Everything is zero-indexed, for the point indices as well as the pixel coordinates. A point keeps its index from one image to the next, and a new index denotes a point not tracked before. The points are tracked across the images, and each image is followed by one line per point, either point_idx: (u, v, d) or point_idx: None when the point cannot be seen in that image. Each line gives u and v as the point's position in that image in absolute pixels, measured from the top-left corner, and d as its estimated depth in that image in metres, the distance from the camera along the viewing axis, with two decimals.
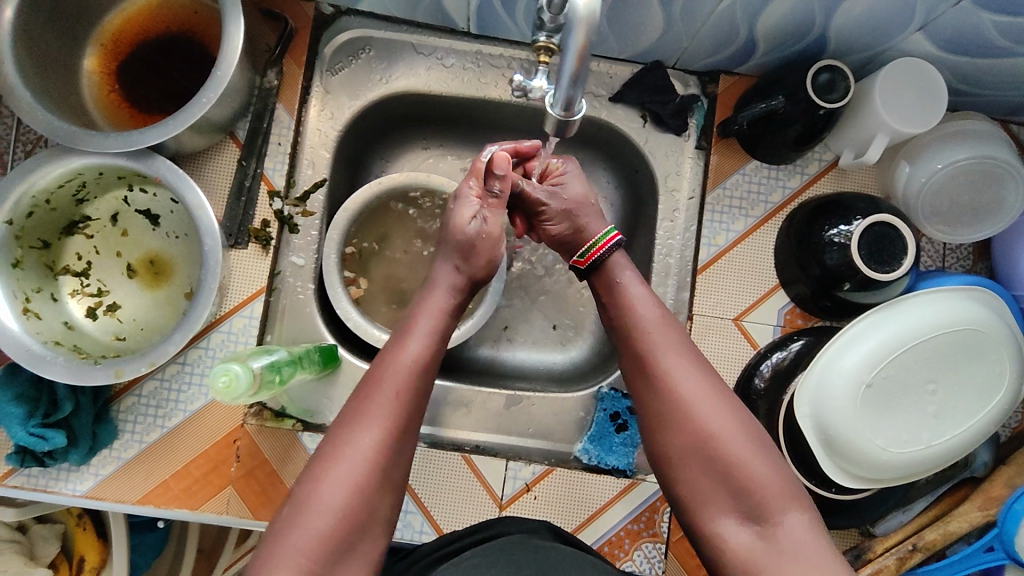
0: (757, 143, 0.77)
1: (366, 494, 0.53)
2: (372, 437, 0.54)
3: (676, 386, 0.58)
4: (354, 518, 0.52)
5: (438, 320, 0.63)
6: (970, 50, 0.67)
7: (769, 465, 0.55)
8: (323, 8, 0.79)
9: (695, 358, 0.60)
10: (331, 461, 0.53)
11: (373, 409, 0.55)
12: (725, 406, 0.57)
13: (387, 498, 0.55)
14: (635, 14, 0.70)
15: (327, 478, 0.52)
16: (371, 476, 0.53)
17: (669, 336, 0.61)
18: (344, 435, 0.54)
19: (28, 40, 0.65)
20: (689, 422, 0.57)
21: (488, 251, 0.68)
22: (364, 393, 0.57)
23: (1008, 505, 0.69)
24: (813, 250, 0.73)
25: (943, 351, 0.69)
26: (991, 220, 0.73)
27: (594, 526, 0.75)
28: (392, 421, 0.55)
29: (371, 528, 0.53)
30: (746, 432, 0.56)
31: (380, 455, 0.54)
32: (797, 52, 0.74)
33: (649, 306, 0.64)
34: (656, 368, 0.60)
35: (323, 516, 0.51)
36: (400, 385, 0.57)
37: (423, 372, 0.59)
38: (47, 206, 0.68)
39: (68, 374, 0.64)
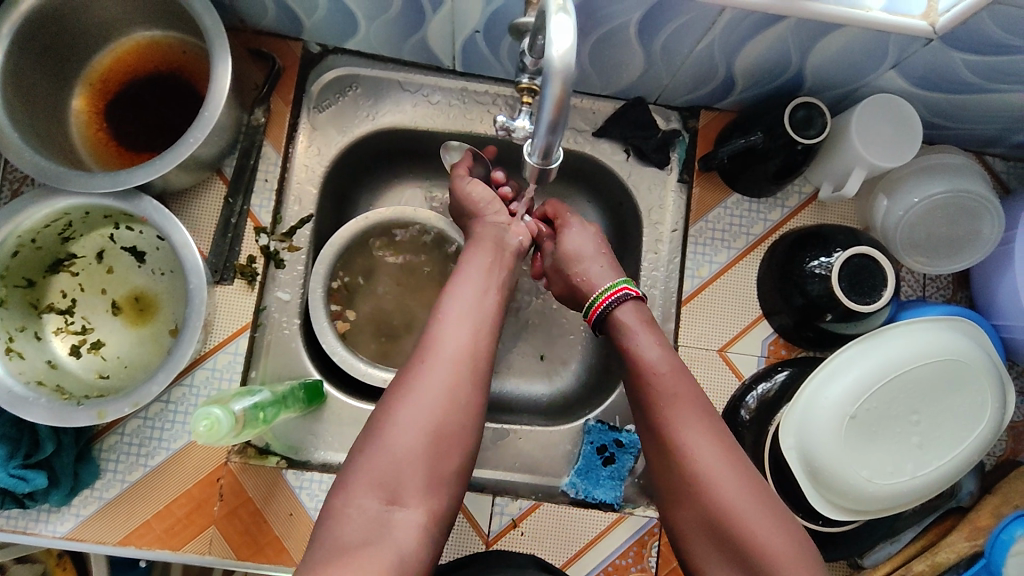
0: (738, 177, 0.78)
1: (445, 416, 0.57)
2: (444, 364, 0.59)
3: (693, 451, 0.59)
4: (436, 435, 0.56)
5: (486, 260, 0.70)
6: (943, 87, 0.69)
7: (785, 535, 0.55)
8: (310, 47, 0.80)
9: (707, 422, 0.60)
10: (408, 387, 0.58)
11: (443, 340, 0.60)
12: (740, 473, 0.58)
13: (469, 422, 0.58)
14: (616, 52, 0.72)
15: (405, 400, 0.57)
16: (451, 400, 0.57)
17: (682, 399, 0.61)
18: (417, 365, 0.59)
19: (16, 82, 0.66)
20: (705, 487, 0.57)
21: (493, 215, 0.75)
22: (431, 329, 0.62)
23: (994, 535, 0.70)
24: (795, 282, 0.74)
25: (926, 381, 0.70)
26: (970, 250, 0.74)
27: (582, 562, 0.74)
28: (466, 348, 0.60)
29: (453, 451, 0.57)
30: (761, 501, 0.57)
31: (453, 381, 0.58)
32: (775, 88, 0.76)
33: (660, 363, 0.63)
34: (671, 430, 0.60)
35: (406, 435, 0.55)
36: (465, 317, 0.62)
37: (482, 307, 0.64)
38: (32, 245, 0.68)
39: (51, 416, 0.63)
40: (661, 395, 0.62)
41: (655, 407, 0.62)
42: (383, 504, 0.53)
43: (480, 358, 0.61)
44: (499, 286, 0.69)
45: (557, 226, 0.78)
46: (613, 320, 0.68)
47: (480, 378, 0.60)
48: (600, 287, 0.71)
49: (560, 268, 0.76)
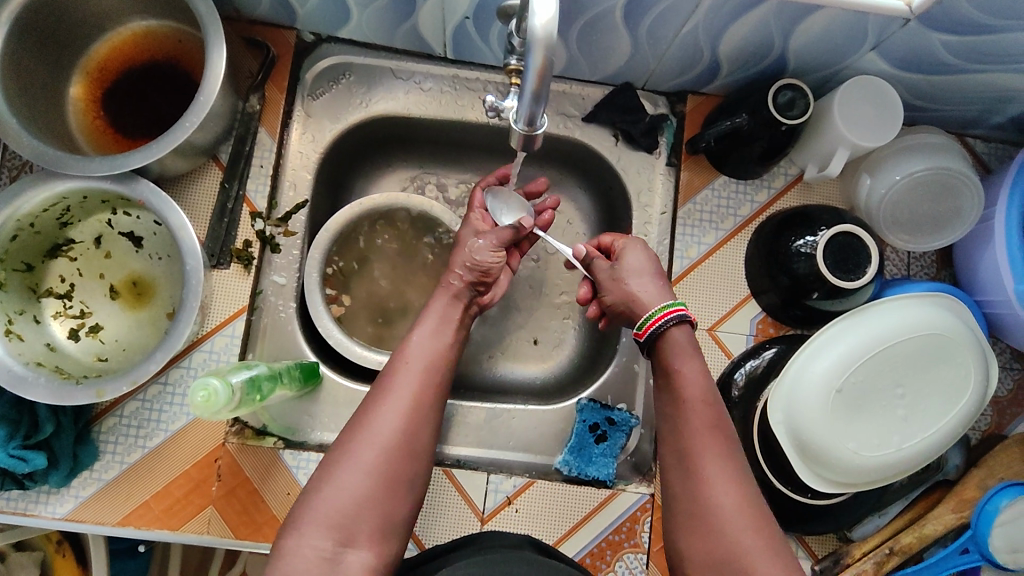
0: (725, 160, 0.80)
1: (395, 454, 0.57)
2: (396, 405, 0.59)
3: (713, 499, 0.57)
4: (387, 472, 0.56)
5: (450, 305, 0.71)
6: (923, 68, 0.71)
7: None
8: (304, 35, 0.81)
9: (737, 468, 0.59)
10: (363, 427, 0.58)
11: (398, 383, 0.61)
12: (759, 525, 0.55)
13: (420, 461, 0.58)
14: (603, 38, 0.73)
15: (359, 437, 0.57)
16: (403, 439, 0.58)
17: (711, 444, 0.59)
18: (374, 402, 0.60)
19: (15, 69, 0.67)
20: (719, 537, 0.55)
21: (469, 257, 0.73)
22: (387, 370, 0.63)
23: (980, 507, 0.71)
24: (781, 260, 0.75)
25: (910, 356, 0.71)
26: (951, 228, 0.75)
27: (575, 539, 0.75)
28: (417, 390, 0.61)
29: (401, 489, 0.57)
30: (775, 559, 0.54)
31: (406, 421, 0.59)
32: (760, 72, 0.77)
33: (698, 401, 0.62)
34: (693, 472, 0.59)
35: (357, 472, 0.55)
36: (420, 362, 0.63)
37: (440, 352, 0.65)
38: (31, 229, 0.69)
39: (50, 395, 0.64)
40: (694, 431, 0.60)
41: (684, 448, 0.60)
42: (334, 545, 0.52)
43: (431, 401, 0.61)
44: (459, 338, 0.69)
45: (613, 248, 0.77)
46: (659, 345, 0.67)
47: (431, 419, 0.61)
48: (657, 304, 0.69)
49: (619, 281, 0.73)
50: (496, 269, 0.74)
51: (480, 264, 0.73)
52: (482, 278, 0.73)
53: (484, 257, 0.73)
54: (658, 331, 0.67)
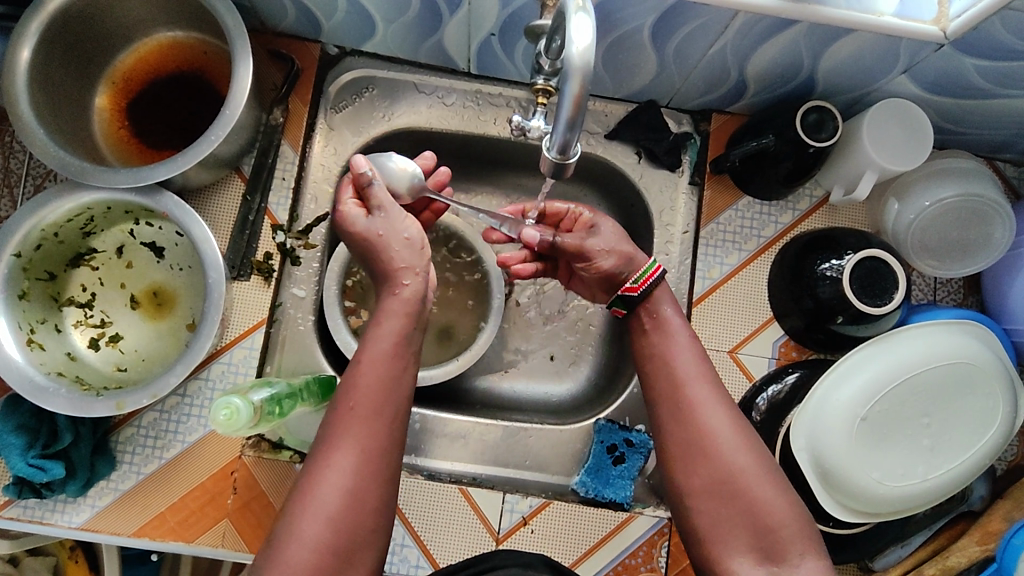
0: (749, 181, 0.79)
1: (343, 524, 0.53)
2: (343, 473, 0.54)
3: (705, 424, 0.59)
4: (331, 548, 0.52)
5: (400, 323, 0.61)
6: (954, 92, 0.70)
7: (789, 508, 0.56)
8: (328, 49, 0.81)
9: (721, 393, 0.61)
10: (307, 494, 0.53)
11: (342, 439, 0.55)
12: (749, 443, 0.59)
13: (374, 526, 0.55)
14: (628, 56, 0.73)
15: (306, 508, 0.53)
16: (351, 507, 0.53)
17: (699, 376, 0.62)
18: (318, 465, 0.54)
19: (43, 79, 0.68)
20: (715, 462, 0.58)
21: (399, 238, 0.64)
22: (333, 420, 0.56)
23: (1006, 541, 0.69)
24: (806, 283, 0.74)
25: (936, 385, 0.70)
26: (981, 255, 0.74)
27: (591, 561, 0.74)
28: (365, 449, 0.55)
29: (357, 554, 0.53)
30: (766, 472, 0.57)
31: (357, 486, 0.54)
32: (787, 92, 0.76)
33: (685, 340, 0.64)
34: (686, 404, 0.60)
35: (303, 550, 0.51)
36: (367, 407, 0.56)
37: (387, 390, 0.57)
38: (55, 238, 0.70)
39: (70, 406, 0.64)
40: (685, 365, 0.62)
41: (677, 384, 0.62)
42: None
43: (382, 456, 0.56)
44: (411, 360, 0.61)
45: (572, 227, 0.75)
46: (652, 299, 0.67)
47: (385, 474, 0.56)
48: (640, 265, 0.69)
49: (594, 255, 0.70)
50: (424, 243, 0.65)
51: (413, 240, 0.65)
52: (422, 253, 0.65)
53: (412, 229, 0.65)
54: (648, 289, 0.67)
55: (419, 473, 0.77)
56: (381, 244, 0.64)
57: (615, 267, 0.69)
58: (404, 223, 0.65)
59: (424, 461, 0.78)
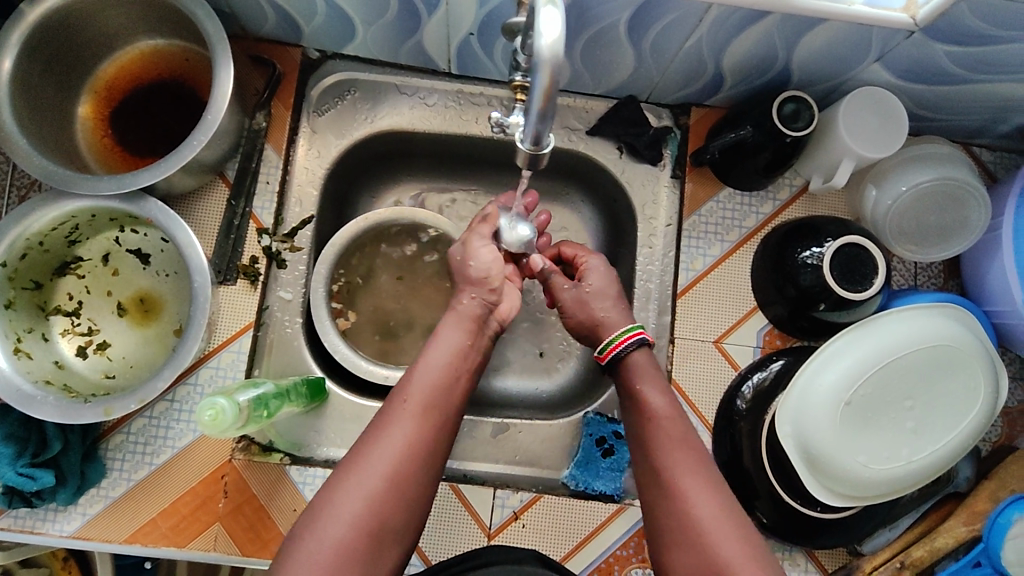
0: (730, 172, 0.80)
1: (383, 503, 0.55)
2: (388, 453, 0.56)
3: (670, 475, 0.59)
4: (369, 524, 0.54)
5: (458, 336, 0.67)
6: (927, 78, 0.71)
7: (752, 564, 0.53)
8: (309, 52, 0.82)
9: (692, 447, 0.61)
10: (354, 468, 0.56)
11: (393, 425, 0.58)
12: (714, 496, 0.57)
13: (410, 512, 0.56)
14: (607, 52, 0.74)
15: (350, 483, 0.55)
16: (393, 489, 0.55)
17: (685, 458, 0.59)
18: (367, 446, 0.57)
19: (24, 88, 0.68)
20: (679, 513, 0.57)
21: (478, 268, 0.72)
22: (385, 409, 0.60)
23: (992, 519, 0.71)
24: (787, 272, 0.75)
25: (919, 368, 0.71)
26: (958, 238, 0.75)
27: (583, 554, 0.75)
28: (412, 435, 0.58)
29: (387, 542, 0.55)
30: (730, 526, 0.55)
31: (399, 468, 0.56)
32: (763, 84, 0.77)
33: (658, 397, 0.64)
34: (671, 487, 0.58)
35: (342, 524, 0.53)
36: (419, 402, 0.60)
37: (441, 389, 0.62)
38: (39, 247, 0.70)
39: (58, 413, 0.64)
40: (655, 420, 0.63)
41: (649, 437, 0.62)
42: None
43: (427, 448, 0.58)
44: (472, 372, 0.66)
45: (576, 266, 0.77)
46: (624, 365, 0.68)
47: (429, 464, 0.58)
48: (616, 329, 0.70)
49: (584, 303, 0.73)
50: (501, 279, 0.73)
51: (487, 272, 0.72)
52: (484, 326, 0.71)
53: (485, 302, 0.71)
54: (620, 355, 0.68)
55: None
56: (457, 262, 0.75)
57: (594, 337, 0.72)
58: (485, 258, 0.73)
59: None
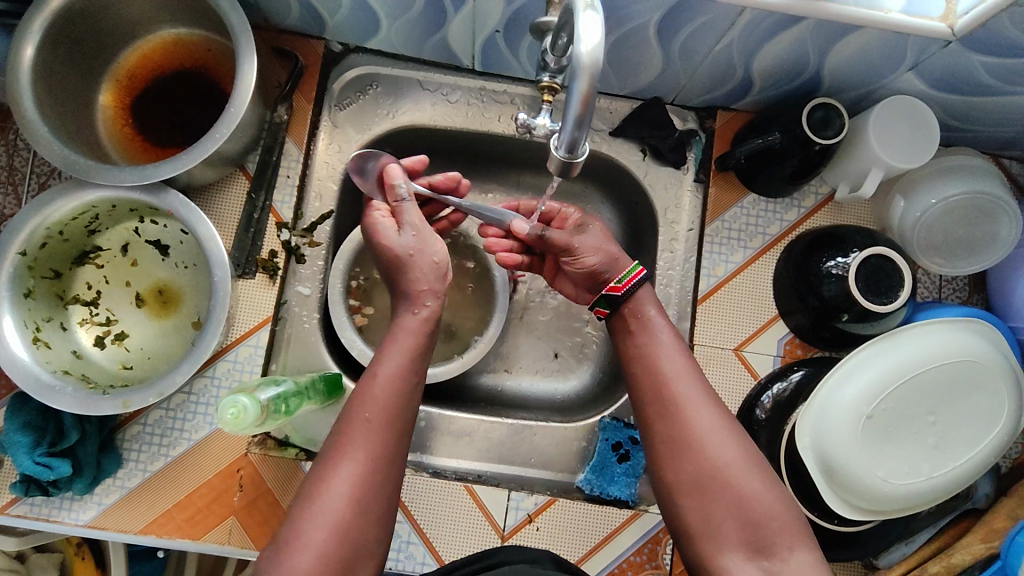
0: (754, 178, 0.79)
1: (346, 530, 0.53)
2: (347, 481, 0.55)
3: (671, 388, 0.61)
4: (335, 555, 0.52)
5: (410, 341, 0.63)
6: (961, 89, 0.69)
7: (744, 463, 0.58)
8: (332, 46, 0.81)
9: (688, 362, 0.63)
10: (312, 501, 0.54)
11: (349, 449, 0.56)
12: (710, 404, 0.60)
13: (373, 529, 0.55)
14: (635, 52, 0.73)
15: (309, 518, 0.53)
16: (354, 514, 0.54)
17: (686, 371, 0.62)
18: (324, 473, 0.55)
19: (47, 76, 0.67)
20: (678, 424, 0.60)
21: (432, 260, 0.67)
22: (340, 430, 0.58)
23: (1010, 538, 0.68)
24: (811, 282, 0.74)
25: (942, 383, 0.69)
26: (987, 253, 0.73)
27: (595, 559, 0.74)
28: (369, 458, 0.56)
29: (356, 560, 0.54)
30: (724, 430, 0.59)
31: (359, 493, 0.55)
32: (793, 89, 0.76)
33: (660, 322, 0.66)
34: (671, 405, 0.60)
35: (307, 555, 0.51)
36: (376, 419, 0.58)
37: (393, 399, 0.59)
38: (60, 237, 0.69)
39: (77, 404, 0.64)
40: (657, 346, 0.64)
41: (649, 358, 0.64)
42: None
43: (384, 465, 0.57)
44: (422, 374, 0.63)
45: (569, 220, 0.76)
46: (633, 302, 0.68)
47: (388, 480, 0.57)
48: (624, 266, 0.70)
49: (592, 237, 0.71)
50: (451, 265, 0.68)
51: (439, 263, 0.68)
52: (444, 279, 0.68)
53: (441, 252, 0.68)
54: (632, 290, 0.68)
55: (425, 470, 0.77)
56: (410, 264, 0.67)
57: (600, 264, 0.70)
58: (436, 247, 0.68)
59: (428, 457, 0.78)
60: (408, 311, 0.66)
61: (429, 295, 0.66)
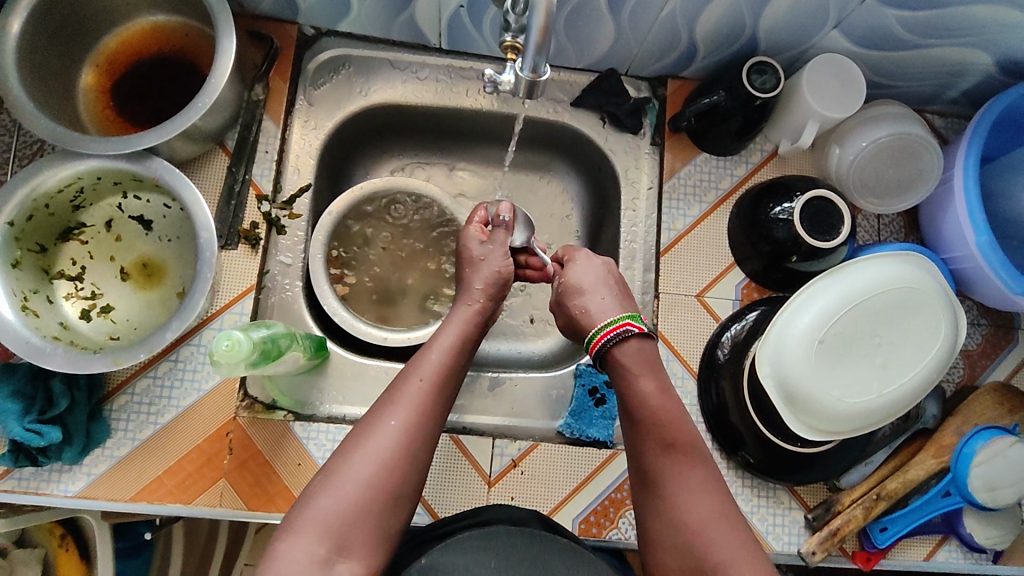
0: (705, 137, 0.86)
1: (395, 466, 0.58)
2: (399, 422, 0.60)
3: (655, 454, 0.62)
4: (381, 487, 0.57)
5: (463, 322, 0.71)
6: (881, 44, 0.77)
7: (726, 531, 0.58)
8: (305, 29, 0.86)
9: (675, 425, 0.64)
10: (366, 435, 0.59)
11: (405, 398, 0.62)
12: (694, 472, 0.61)
13: (415, 476, 0.59)
14: (589, 22, 0.79)
15: (363, 448, 0.58)
16: (401, 457, 0.58)
17: (670, 436, 0.63)
18: (379, 417, 0.60)
19: (31, 54, 0.70)
20: (664, 489, 0.61)
21: (494, 269, 0.77)
22: (396, 383, 0.64)
23: (958, 450, 0.78)
24: (762, 227, 0.81)
25: (885, 308, 0.76)
26: (916, 189, 0.81)
27: (578, 499, 0.78)
28: (420, 408, 0.61)
29: (397, 501, 0.58)
30: (709, 499, 0.60)
31: (407, 437, 0.59)
32: (734, 53, 0.83)
33: (645, 374, 0.67)
34: (658, 467, 0.62)
35: (356, 482, 0.56)
36: (430, 379, 0.64)
37: (449, 368, 0.66)
38: (46, 210, 0.72)
39: (69, 363, 0.66)
40: (642, 405, 0.65)
41: (635, 417, 0.65)
42: (327, 550, 0.53)
43: (433, 421, 0.62)
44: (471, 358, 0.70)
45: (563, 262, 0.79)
46: (616, 355, 0.68)
47: (432, 436, 0.62)
48: (604, 319, 0.71)
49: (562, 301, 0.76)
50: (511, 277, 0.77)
51: (499, 272, 0.76)
52: (501, 286, 0.77)
53: (503, 264, 0.77)
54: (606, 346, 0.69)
55: None
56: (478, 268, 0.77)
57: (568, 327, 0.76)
58: (497, 259, 0.78)
59: None
60: (464, 301, 0.74)
61: (481, 292, 0.75)
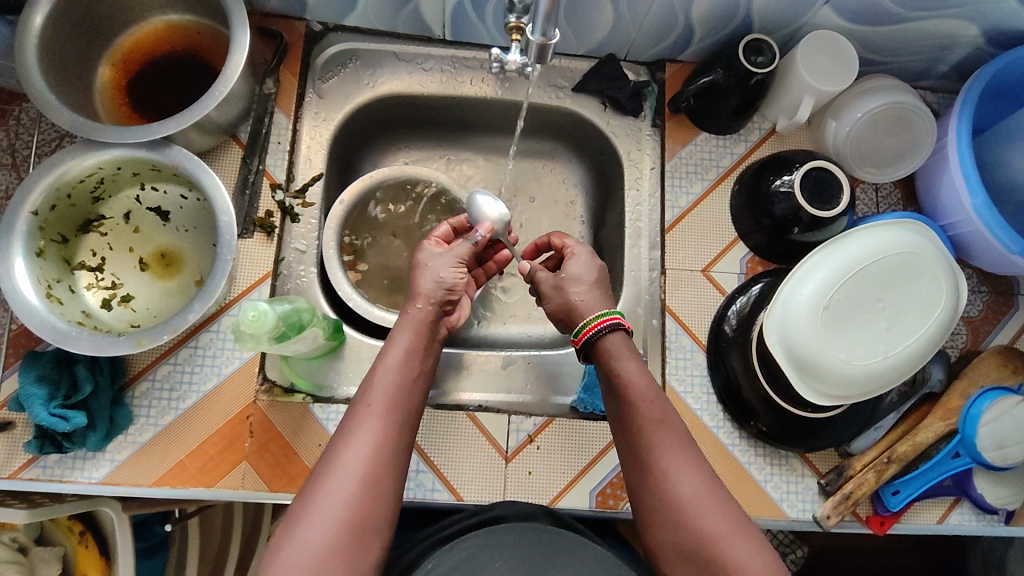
0: (704, 116, 0.88)
1: (366, 494, 0.54)
2: (360, 452, 0.56)
3: (648, 452, 0.60)
4: (352, 523, 0.53)
5: (410, 336, 0.66)
6: (872, 19, 0.80)
7: (726, 524, 0.56)
8: (313, 25, 0.88)
9: (665, 421, 0.62)
10: (327, 472, 0.55)
11: (359, 428, 0.58)
12: (692, 463, 0.59)
13: (387, 507, 0.55)
14: (588, 8, 0.81)
15: (327, 484, 0.54)
16: (368, 487, 0.54)
17: (666, 435, 0.60)
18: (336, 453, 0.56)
19: (52, 49, 0.73)
20: (658, 488, 0.58)
21: (437, 278, 0.71)
22: (347, 416, 0.59)
23: (965, 411, 0.79)
24: (764, 201, 0.83)
25: (888, 273, 0.77)
26: (910, 158, 0.84)
27: (594, 471, 0.79)
28: (379, 435, 0.57)
29: (370, 537, 0.54)
30: (708, 492, 0.57)
31: (371, 467, 0.55)
32: (729, 34, 0.86)
33: (626, 358, 0.66)
34: (650, 460, 0.60)
35: (321, 528, 0.52)
36: (382, 403, 0.60)
37: (401, 387, 0.62)
38: (68, 200, 0.73)
39: (93, 347, 0.67)
40: (632, 402, 0.63)
41: (626, 410, 0.63)
42: None
43: (393, 444, 0.58)
44: (426, 373, 0.66)
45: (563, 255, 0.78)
46: (603, 347, 0.68)
47: (398, 460, 0.58)
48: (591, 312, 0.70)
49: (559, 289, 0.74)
50: (461, 287, 0.72)
51: (445, 281, 0.71)
52: (448, 295, 0.71)
53: (448, 275, 0.71)
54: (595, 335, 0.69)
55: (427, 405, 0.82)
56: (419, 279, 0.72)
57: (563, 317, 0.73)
58: (436, 269, 0.72)
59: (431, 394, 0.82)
60: (416, 311, 0.69)
61: (426, 308, 0.69)
